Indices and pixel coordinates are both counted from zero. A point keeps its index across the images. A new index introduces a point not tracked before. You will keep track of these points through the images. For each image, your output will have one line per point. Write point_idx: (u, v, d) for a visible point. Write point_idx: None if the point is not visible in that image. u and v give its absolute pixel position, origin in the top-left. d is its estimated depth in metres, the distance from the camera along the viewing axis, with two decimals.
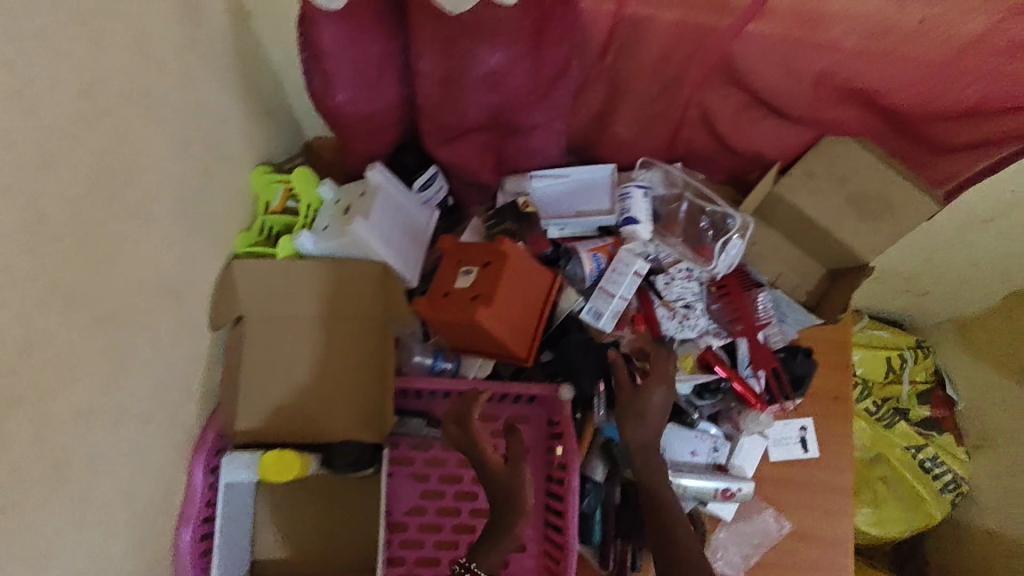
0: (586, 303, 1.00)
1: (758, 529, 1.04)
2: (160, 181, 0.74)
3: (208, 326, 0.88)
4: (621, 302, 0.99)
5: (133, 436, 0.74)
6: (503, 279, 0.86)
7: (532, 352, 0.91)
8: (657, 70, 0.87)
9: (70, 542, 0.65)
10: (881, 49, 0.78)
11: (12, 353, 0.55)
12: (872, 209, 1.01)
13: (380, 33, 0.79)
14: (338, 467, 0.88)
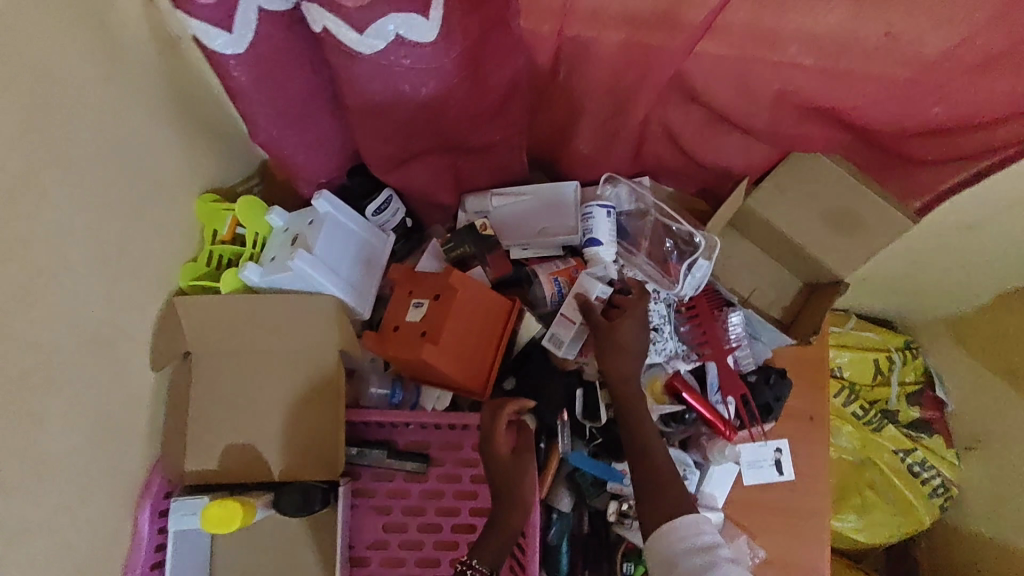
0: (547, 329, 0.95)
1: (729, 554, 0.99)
2: (83, 225, 0.71)
3: (151, 366, 0.85)
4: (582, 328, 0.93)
5: (69, 496, 0.72)
6: (451, 315, 0.83)
7: (485, 386, 0.88)
8: (610, 89, 0.82)
9: None
10: (840, 66, 0.73)
11: None
12: (845, 224, 0.96)
13: (297, 68, 0.68)
14: (286, 512, 0.86)
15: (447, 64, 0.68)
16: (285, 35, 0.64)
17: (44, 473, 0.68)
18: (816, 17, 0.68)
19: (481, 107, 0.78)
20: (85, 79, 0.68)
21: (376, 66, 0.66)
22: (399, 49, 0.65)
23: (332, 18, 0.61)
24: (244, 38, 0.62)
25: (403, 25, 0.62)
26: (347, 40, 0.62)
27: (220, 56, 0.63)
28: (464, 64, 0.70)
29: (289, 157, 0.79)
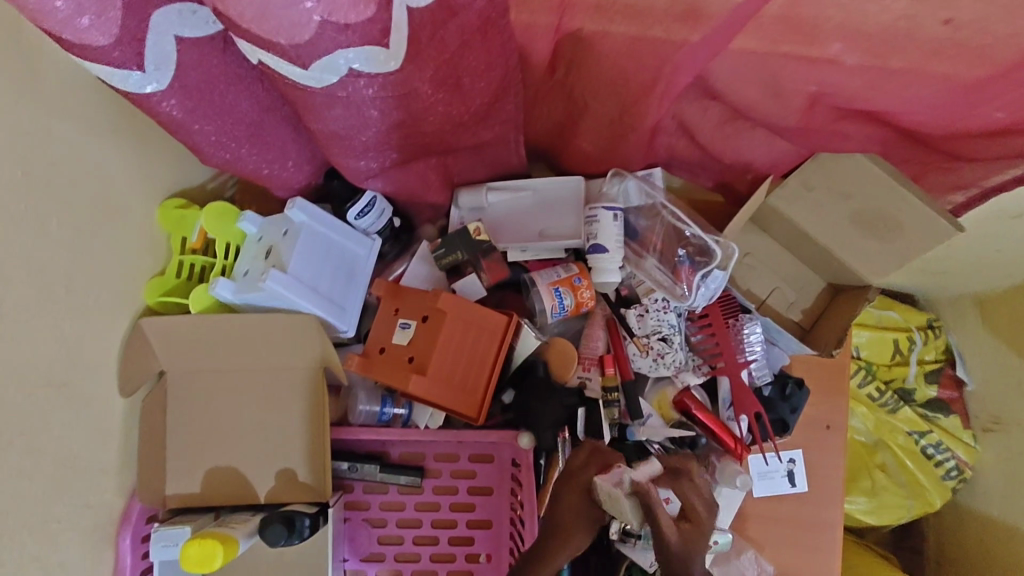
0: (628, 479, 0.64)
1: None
2: (25, 255, 0.62)
3: (120, 392, 0.78)
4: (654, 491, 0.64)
5: (39, 544, 0.65)
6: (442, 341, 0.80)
7: (482, 413, 0.81)
8: (613, 87, 0.71)
9: None
10: (891, 68, 0.62)
11: None
12: (879, 227, 0.86)
13: (246, 88, 0.60)
14: (276, 544, 0.78)
15: (420, 86, 0.58)
16: (222, 58, 0.56)
17: (3, 531, 0.61)
18: (867, 12, 0.57)
19: (465, 112, 0.68)
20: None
21: (331, 98, 0.56)
22: (358, 82, 0.54)
23: (268, 55, 0.50)
24: (164, 73, 0.54)
25: (358, 59, 0.52)
26: (292, 77, 0.52)
27: (143, 97, 0.55)
28: (439, 82, 0.59)
29: (255, 172, 0.70)
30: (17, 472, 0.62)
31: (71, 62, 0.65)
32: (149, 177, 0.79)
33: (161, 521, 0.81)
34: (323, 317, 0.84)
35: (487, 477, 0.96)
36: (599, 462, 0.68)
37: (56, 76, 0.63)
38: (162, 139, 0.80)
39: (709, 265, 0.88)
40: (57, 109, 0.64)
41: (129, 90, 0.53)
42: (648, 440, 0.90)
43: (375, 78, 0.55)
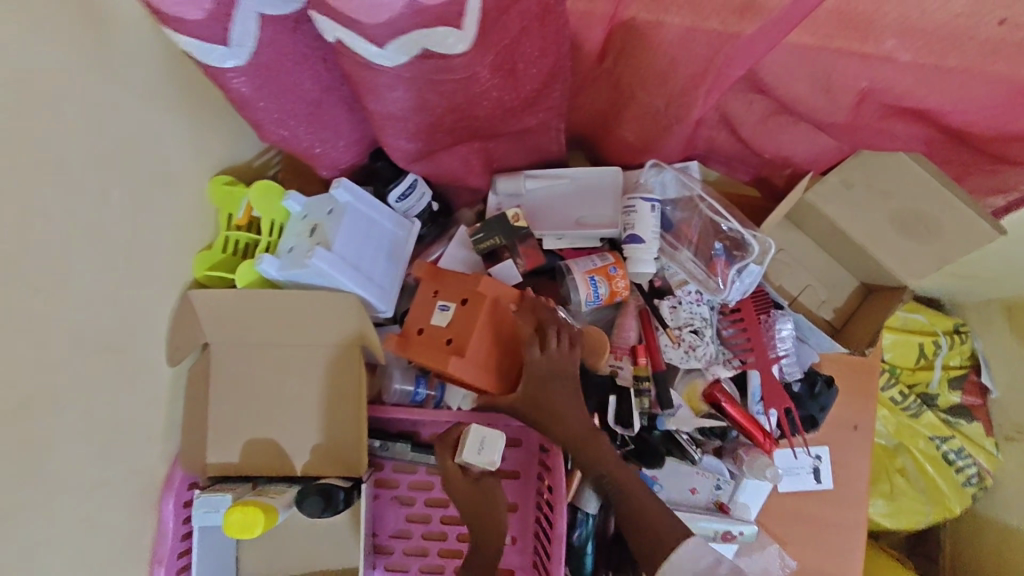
0: (483, 456, 0.76)
1: (689, 562, 0.64)
2: (86, 223, 0.64)
3: (167, 361, 0.81)
4: (683, 408, 0.92)
5: (90, 504, 0.68)
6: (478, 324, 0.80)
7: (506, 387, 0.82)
8: (662, 78, 0.73)
9: None
10: (945, 66, 0.62)
11: None
12: (918, 230, 0.86)
13: (310, 67, 0.62)
14: (308, 514, 0.81)
15: (479, 71, 0.59)
16: (292, 39, 0.58)
17: (57, 490, 0.63)
18: (924, 10, 0.57)
19: (516, 98, 0.69)
20: (69, 62, 0.59)
21: (397, 78, 0.58)
22: (427, 64, 0.56)
23: (346, 32, 0.52)
24: (245, 49, 0.55)
25: (429, 41, 0.53)
26: (366, 56, 0.54)
27: (219, 71, 0.56)
28: (497, 67, 0.61)
29: (308, 151, 0.72)
30: (75, 434, 0.65)
31: (136, 37, 0.66)
32: (199, 154, 0.81)
33: (201, 488, 0.84)
34: (364, 296, 0.86)
35: (515, 461, 0.98)
36: (452, 443, 0.79)
37: (121, 50, 0.65)
38: (214, 116, 0.82)
39: (746, 260, 0.89)
40: (120, 81, 0.65)
41: (211, 63, 0.54)
42: (676, 430, 0.92)
43: (446, 61, 0.56)
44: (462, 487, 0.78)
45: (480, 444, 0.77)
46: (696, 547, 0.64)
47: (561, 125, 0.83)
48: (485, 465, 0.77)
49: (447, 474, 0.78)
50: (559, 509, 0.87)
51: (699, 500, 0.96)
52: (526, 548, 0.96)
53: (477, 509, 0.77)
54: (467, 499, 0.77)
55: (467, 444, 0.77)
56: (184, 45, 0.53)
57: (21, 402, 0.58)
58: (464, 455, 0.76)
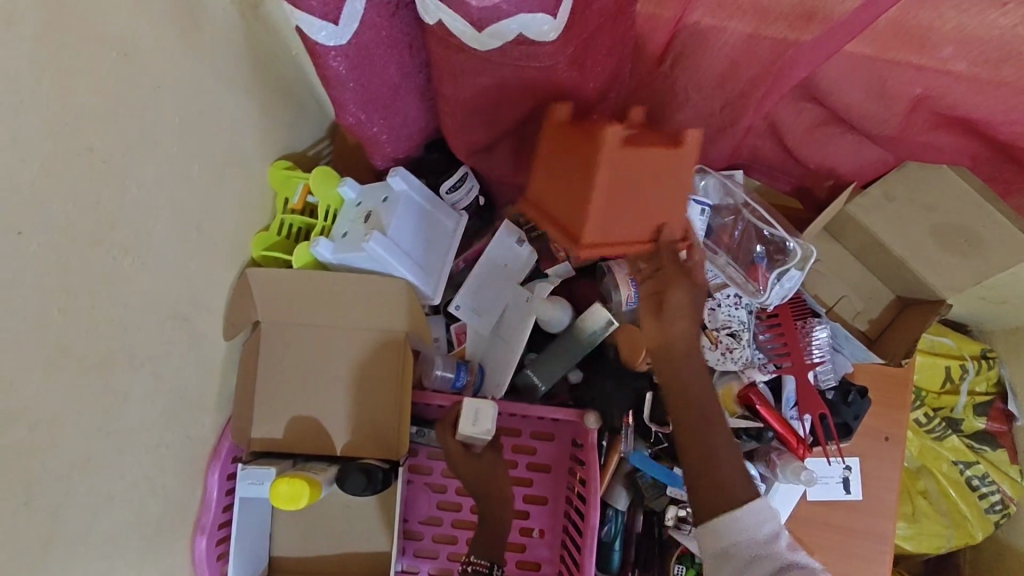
0: (482, 427, 0.83)
1: (746, 525, 0.67)
2: (166, 196, 0.67)
3: (223, 334, 0.84)
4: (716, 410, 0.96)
5: (149, 465, 0.71)
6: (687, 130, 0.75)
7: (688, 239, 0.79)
8: (720, 82, 0.76)
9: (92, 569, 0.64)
10: (997, 79, 0.64)
11: (14, 413, 0.52)
12: (959, 243, 0.88)
13: (397, 54, 0.65)
14: (347, 491, 0.83)
15: (561, 63, 0.63)
16: (389, 23, 0.61)
17: (125, 447, 0.67)
18: (984, 20, 0.59)
19: (579, 95, 0.72)
20: (165, 40, 0.62)
21: (485, 62, 0.62)
22: (516, 50, 0.60)
23: (448, 12, 0.56)
24: (348, 30, 0.59)
25: (525, 27, 0.57)
26: (461, 37, 0.58)
27: (320, 49, 0.60)
28: (575, 62, 0.65)
29: (374, 138, 0.76)
30: (142, 395, 0.68)
31: (222, 22, 0.70)
32: (265, 139, 0.85)
33: (244, 462, 0.86)
34: (414, 282, 0.89)
35: (547, 454, 0.99)
36: (452, 421, 0.86)
37: (209, 32, 0.68)
38: (279, 102, 0.85)
39: (787, 265, 0.91)
40: (206, 62, 0.69)
41: (317, 42, 0.59)
42: None
43: (534, 48, 0.60)
44: (469, 466, 0.86)
45: (475, 416, 0.83)
46: (762, 510, 0.67)
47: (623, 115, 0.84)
48: (483, 436, 0.83)
49: (450, 452, 0.86)
50: (590, 502, 0.88)
51: None
52: (554, 541, 0.97)
53: (485, 483, 0.86)
54: (475, 477, 0.86)
55: (463, 417, 0.83)
56: (296, 21, 0.57)
57: (101, 359, 0.61)
58: (462, 430, 0.82)
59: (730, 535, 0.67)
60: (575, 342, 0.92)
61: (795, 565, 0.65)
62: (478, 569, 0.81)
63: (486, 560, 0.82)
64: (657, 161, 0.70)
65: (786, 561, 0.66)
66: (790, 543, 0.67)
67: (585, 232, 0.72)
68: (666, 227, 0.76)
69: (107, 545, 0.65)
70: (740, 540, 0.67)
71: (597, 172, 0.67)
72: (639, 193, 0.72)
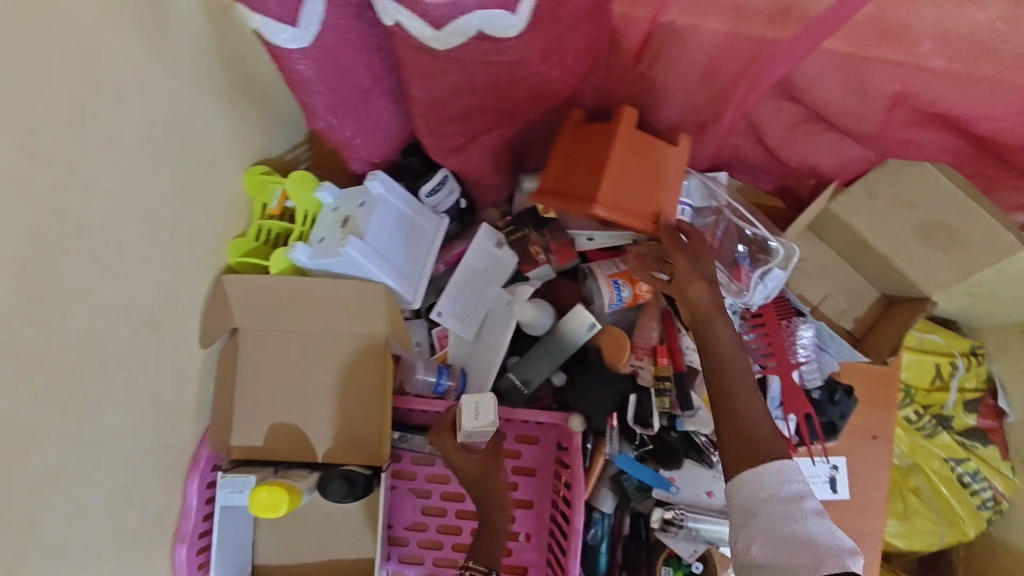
0: (484, 420, 0.78)
1: (773, 479, 0.58)
2: (138, 201, 0.66)
3: (199, 342, 0.82)
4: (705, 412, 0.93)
5: (125, 475, 0.70)
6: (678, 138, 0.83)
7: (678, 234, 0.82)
8: (698, 83, 0.75)
9: None
10: (974, 74, 0.64)
11: None
12: (942, 241, 0.87)
13: (367, 56, 0.64)
14: (328, 498, 0.82)
15: (530, 56, 0.63)
16: (354, 25, 0.61)
17: (100, 457, 0.66)
18: (962, 15, 0.59)
19: (554, 89, 0.72)
20: (132, 43, 0.61)
21: (454, 57, 0.61)
22: (481, 46, 0.60)
23: (406, 13, 0.55)
24: (309, 30, 0.57)
25: (486, 23, 0.57)
26: (420, 37, 0.57)
27: (284, 52, 0.59)
28: (547, 54, 0.64)
29: (347, 141, 0.75)
30: (116, 404, 0.67)
31: (192, 24, 0.69)
32: (240, 144, 0.84)
33: (224, 470, 0.85)
34: (393, 286, 0.88)
35: (532, 458, 0.98)
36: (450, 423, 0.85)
37: (179, 36, 0.67)
38: (253, 106, 0.84)
39: (770, 264, 0.91)
40: (176, 65, 0.68)
41: (276, 44, 0.57)
42: (695, 430, 0.93)
43: (499, 43, 0.60)
44: (469, 466, 0.86)
45: (476, 410, 0.78)
46: (790, 468, 0.58)
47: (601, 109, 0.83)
48: (485, 429, 0.78)
49: (451, 455, 0.85)
50: (576, 505, 0.87)
51: (716, 506, 0.95)
52: (540, 545, 0.96)
53: (486, 484, 0.85)
54: (474, 478, 0.86)
55: (464, 412, 0.78)
56: (255, 25, 0.56)
57: (72, 368, 0.60)
58: (464, 425, 0.78)
59: (756, 489, 0.58)
60: (557, 342, 0.92)
61: (816, 526, 0.54)
62: (477, 572, 0.77)
63: (485, 565, 0.78)
64: (659, 148, 0.79)
65: (806, 520, 0.55)
66: (819, 511, 0.56)
67: (601, 193, 0.76)
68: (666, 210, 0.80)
69: (80, 558, 0.64)
70: (768, 495, 0.57)
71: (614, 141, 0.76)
72: (649, 169, 0.78)
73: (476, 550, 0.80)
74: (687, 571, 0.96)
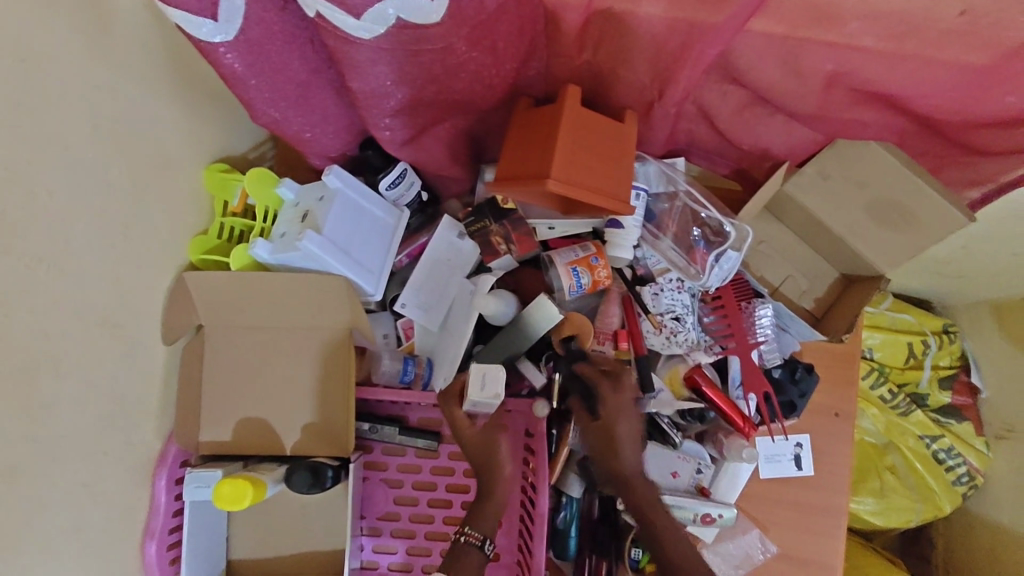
0: (493, 391, 0.83)
1: None
2: (83, 199, 0.67)
3: (161, 339, 0.83)
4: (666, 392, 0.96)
5: (84, 470, 0.71)
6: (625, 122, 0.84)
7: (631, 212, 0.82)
8: (641, 68, 0.76)
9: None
10: (901, 51, 0.65)
11: None
12: (891, 218, 0.89)
13: (299, 48, 0.66)
14: (295, 489, 0.83)
15: (455, 42, 0.64)
16: (280, 18, 0.62)
17: (57, 454, 0.67)
18: None
19: (494, 74, 0.74)
20: (72, 44, 0.62)
21: (387, 46, 0.62)
22: (412, 35, 0.61)
23: (325, 5, 0.57)
24: (233, 25, 0.59)
25: (404, 10, 0.58)
26: (343, 27, 0.59)
27: (211, 46, 0.60)
28: (474, 41, 0.66)
29: (297, 134, 0.78)
30: (72, 402, 0.68)
31: (136, 25, 0.70)
32: (195, 141, 0.85)
33: (193, 465, 0.86)
34: (353, 278, 0.89)
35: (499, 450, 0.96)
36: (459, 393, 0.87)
37: (122, 36, 0.68)
38: (208, 105, 0.85)
39: (724, 247, 0.93)
40: (120, 65, 0.69)
41: (200, 38, 0.59)
42: (658, 413, 0.96)
43: (421, 31, 0.61)
44: (473, 437, 0.86)
45: (483, 381, 0.84)
46: None
47: (550, 98, 0.85)
48: (490, 400, 0.83)
49: (458, 425, 0.86)
50: (541, 487, 0.88)
51: (679, 486, 0.97)
52: (510, 530, 0.97)
53: (487, 457, 0.86)
54: (477, 449, 0.86)
55: (471, 382, 0.84)
56: (174, 18, 0.58)
57: (24, 365, 0.61)
58: (470, 395, 0.83)
59: None
60: (520, 332, 0.93)
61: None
62: (472, 539, 0.78)
63: (479, 532, 0.79)
64: (607, 129, 0.81)
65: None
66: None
67: (552, 166, 0.76)
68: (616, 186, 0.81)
69: (40, 554, 0.65)
70: None
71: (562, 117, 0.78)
72: (599, 147, 0.80)
73: (472, 517, 0.81)
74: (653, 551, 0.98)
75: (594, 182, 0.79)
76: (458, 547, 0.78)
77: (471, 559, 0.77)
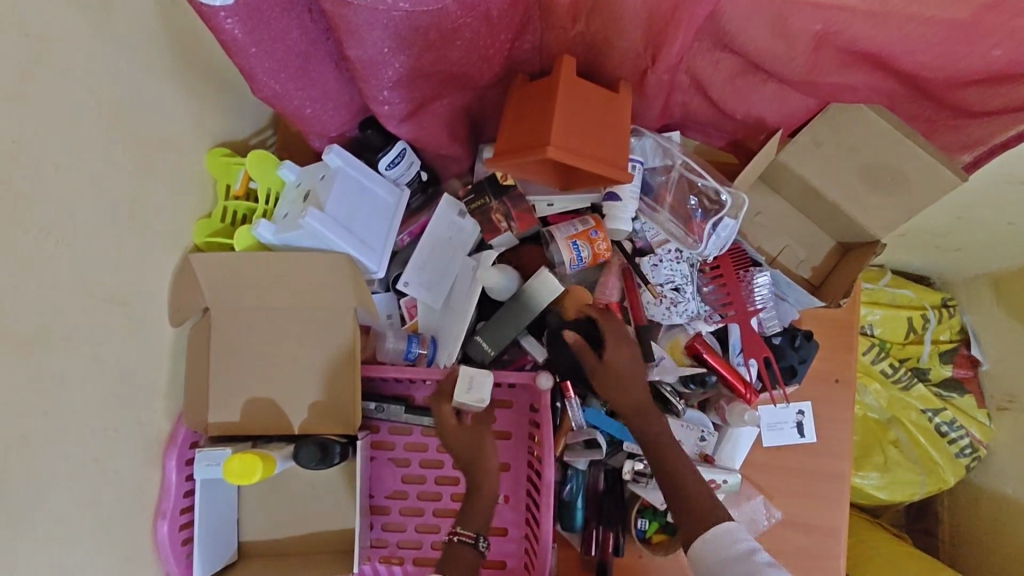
0: (478, 394, 0.88)
1: (724, 540, 0.70)
2: (84, 179, 0.67)
3: (169, 320, 0.85)
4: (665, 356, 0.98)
5: (95, 446, 0.72)
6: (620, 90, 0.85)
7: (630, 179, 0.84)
8: (633, 37, 0.77)
9: (42, 552, 0.64)
10: (886, 8, 0.67)
11: None
12: (884, 181, 0.90)
13: (296, 17, 0.68)
14: (305, 465, 0.85)
15: (449, 5, 0.66)
16: None
17: (69, 428, 0.68)
18: None
19: (489, 45, 0.75)
20: (75, 22, 0.64)
21: (381, 13, 0.64)
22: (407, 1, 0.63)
23: None
24: None
25: None
26: None
27: (211, 12, 0.62)
28: (468, 6, 0.67)
29: (298, 110, 0.80)
30: (81, 377, 0.69)
31: (136, 6, 0.71)
32: (197, 124, 0.86)
33: (202, 446, 0.87)
34: (355, 255, 0.90)
35: (507, 422, 0.99)
36: (443, 390, 0.89)
37: (121, 17, 0.69)
38: (208, 89, 0.87)
39: (720, 214, 0.95)
40: (121, 45, 0.70)
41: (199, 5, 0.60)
42: (662, 380, 0.97)
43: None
44: (460, 432, 0.88)
45: (469, 384, 0.88)
46: (735, 531, 0.70)
47: (547, 72, 0.86)
48: (477, 403, 0.88)
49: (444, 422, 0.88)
50: (546, 461, 0.89)
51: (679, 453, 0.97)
52: (519, 505, 0.98)
53: (475, 452, 0.86)
54: (463, 444, 0.87)
55: (459, 385, 0.88)
56: None
57: (36, 338, 0.63)
58: (457, 396, 0.87)
59: (714, 551, 0.70)
60: (520, 305, 0.94)
61: (769, 574, 0.65)
62: (465, 539, 0.78)
63: (472, 530, 0.79)
64: (603, 101, 0.82)
65: (762, 569, 0.66)
66: (771, 562, 0.68)
67: (552, 134, 0.77)
68: (614, 154, 0.82)
69: (54, 526, 0.65)
70: (721, 557, 0.69)
71: (559, 88, 0.79)
72: (596, 118, 0.81)
73: (463, 518, 0.81)
74: (661, 523, 0.98)
75: (593, 150, 0.80)
76: (451, 548, 0.78)
77: (464, 559, 0.77)
